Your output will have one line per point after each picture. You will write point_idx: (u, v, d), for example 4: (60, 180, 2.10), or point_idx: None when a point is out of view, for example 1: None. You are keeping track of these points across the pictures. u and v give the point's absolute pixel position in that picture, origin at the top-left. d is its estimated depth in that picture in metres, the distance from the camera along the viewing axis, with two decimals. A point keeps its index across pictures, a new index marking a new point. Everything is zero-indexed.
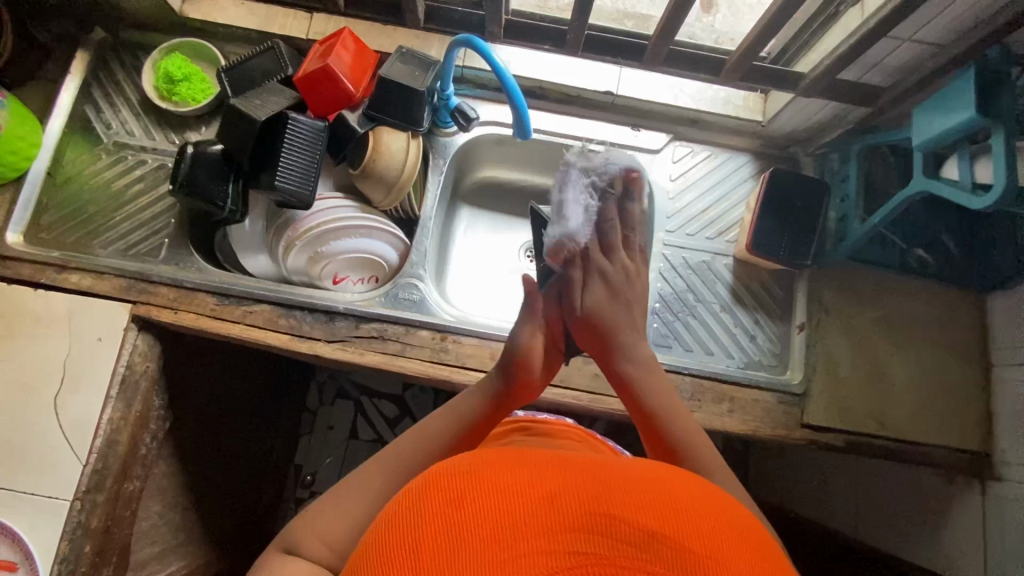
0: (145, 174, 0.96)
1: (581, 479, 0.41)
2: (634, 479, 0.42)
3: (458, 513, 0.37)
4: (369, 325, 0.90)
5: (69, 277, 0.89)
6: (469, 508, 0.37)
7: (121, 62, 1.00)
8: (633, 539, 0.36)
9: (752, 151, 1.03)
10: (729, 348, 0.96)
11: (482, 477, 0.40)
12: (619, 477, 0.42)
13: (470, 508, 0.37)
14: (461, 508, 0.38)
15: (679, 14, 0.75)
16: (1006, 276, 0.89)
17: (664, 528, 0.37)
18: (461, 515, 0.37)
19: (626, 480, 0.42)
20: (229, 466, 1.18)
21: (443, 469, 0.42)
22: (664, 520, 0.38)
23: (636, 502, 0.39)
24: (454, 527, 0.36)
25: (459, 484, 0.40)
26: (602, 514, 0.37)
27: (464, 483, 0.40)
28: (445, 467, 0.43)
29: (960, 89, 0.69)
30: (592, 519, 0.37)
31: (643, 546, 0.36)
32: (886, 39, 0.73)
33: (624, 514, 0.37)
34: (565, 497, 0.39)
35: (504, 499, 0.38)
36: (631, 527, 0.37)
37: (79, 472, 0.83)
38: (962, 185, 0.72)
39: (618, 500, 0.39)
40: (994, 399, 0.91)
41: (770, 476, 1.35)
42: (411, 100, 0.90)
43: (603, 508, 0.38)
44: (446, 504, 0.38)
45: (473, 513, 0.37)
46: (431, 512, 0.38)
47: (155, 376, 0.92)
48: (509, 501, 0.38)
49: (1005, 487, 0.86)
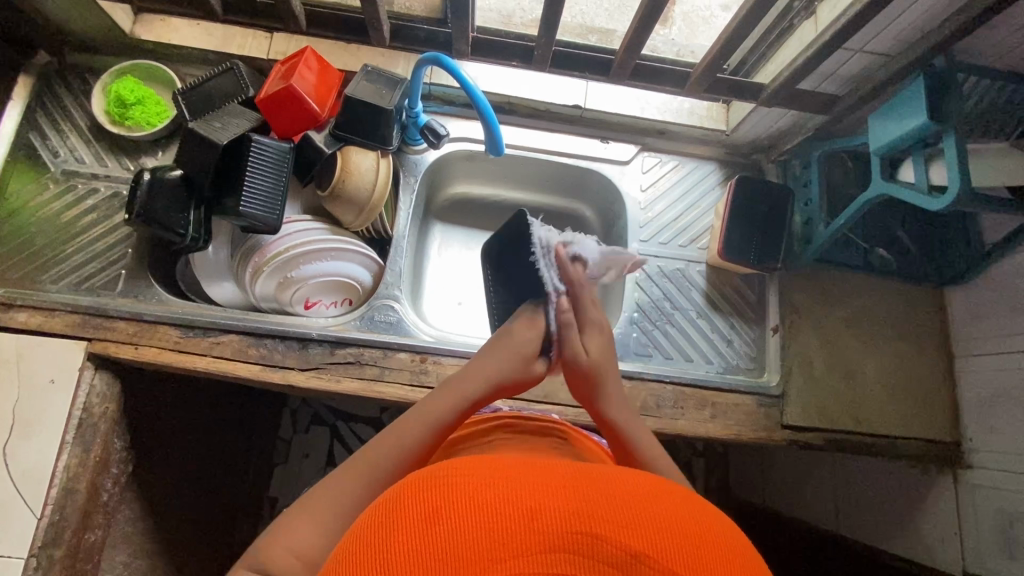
0: (98, 203, 0.91)
1: (561, 488, 0.37)
2: (618, 487, 0.39)
3: (430, 531, 0.34)
4: (344, 350, 0.87)
5: (16, 315, 0.83)
6: (445, 526, 0.34)
7: (67, 86, 0.95)
8: (615, 561, 0.33)
9: (718, 160, 1.06)
10: (708, 354, 0.97)
11: (458, 490, 0.36)
12: (602, 483, 0.39)
13: (445, 526, 0.34)
14: (436, 526, 0.34)
15: (645, 29, 0.76)
16: (962, 271, 0.93)
17: (648, 547, 0.34)
18: (435, 533, 0.33)
19: (609, 487, 0.38)
20: (199, 504, 1.12)
21: (420, 478, 0.39)
22: (648, 536, 0.35)
23: (620, 516, 0.35)
24: (427, 546, 0.33)
25: (433, 499, 0.36)
26: (582, 531, 0.34)
27: (439, 496, 0.36)
28: (423, 476, 0.39)
29: (911, 97, 0.72)
30: (573, 539, 0.34)
31: (625, 569, 0.33)
32: (840, 50, 0.76)
33: (604, 529, 0.34)
34: (546, 510, 0.35)
35: (478, 514, 0.34)
36: (613, 547, 0.34)
37: (34, 526, 0.77)
38: (919, 187, 0.75)
39: (601, 513, 0.35)
40: (959, 389, 0.94)
41: (751, 477, 1.37)
42: (379, 120, 0.88)
43: (583, 524, 0.34)
44: (419, 521, 0.34)
45: (446, 531, 0.33)
46: (403, 529, 0.34)
47: (115, 417, 0.86)
48: (483, 517, 0.34)
49: (974, 474, 0.90)
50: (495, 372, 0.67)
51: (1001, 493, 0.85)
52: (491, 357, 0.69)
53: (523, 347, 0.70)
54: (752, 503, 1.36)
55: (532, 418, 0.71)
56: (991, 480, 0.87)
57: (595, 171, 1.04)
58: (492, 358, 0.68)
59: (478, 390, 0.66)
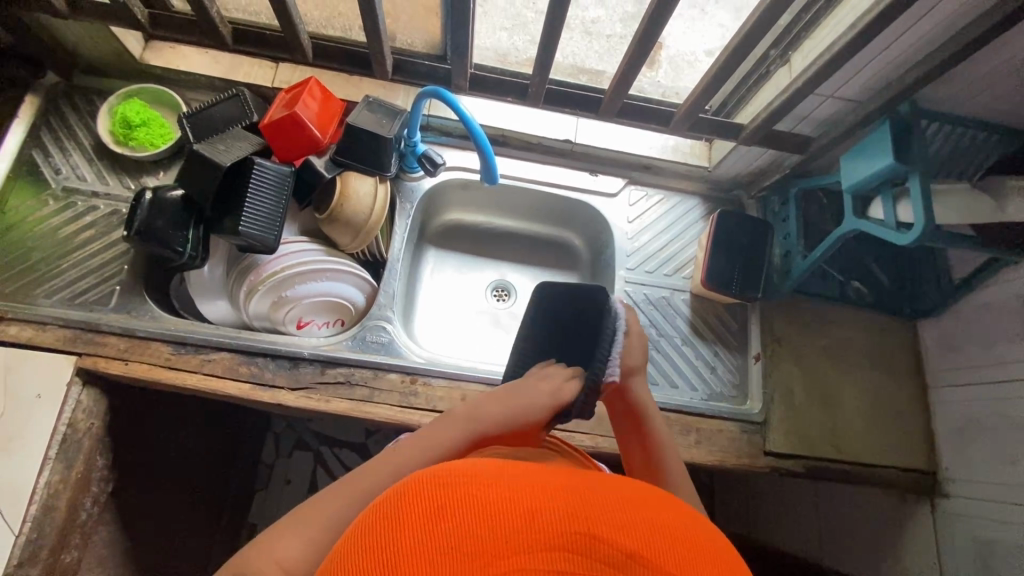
0: (96, 220, 0.92)
1: (558, 491, 0.38)
2: (614, 494, 0.40)
3: (435, 528, 0.34)
4: (335, 370, 0.88)
5: (7, 328, 0.84)
6: (449, 523, 0.34)
7: (74, 106, 0.97)
8: (611, 559, 0.34)
9: (701, 194, 1.11)
10: (692, 380, 0.99)
11: (460, 490, 0.37)
12: (599, 490, 0.40)
13: (449, 523, 0.34)
14: (438, 525, 0.34)
15: (632, 70, 0.81)
16: (932, 305, 0.97)
17: (642, 548, 0.35)
18: (440, 530, 0.34)
19: (603, 492, 0.40)
20: (177, 527, 1.10)
21: (422, 474, 0.39)
22: (644, 541, 0.36)
23: (614, 518, 0.37)
24: (430, 542, 0.33)
25: (436, 498, 0.36)
26: (583, 533, 0.35)
27: (443, 493, 0.36)
28: (425, 472, 0.39)
29: (877, 140, 0.77)
30: (571, 538, 0.35)
31: (620, 568, 0.34)
32: (813, 95, 0.82)
33: (603, 531, 0.36)
34: (545, 511, 0.36)
35: (481, 513, 0.35)
36: (611, 548, 0.35)
37: (11, 544, 0.74)
38: (888, 224, 0.80)
39: (599, 516, 0.37)
40: (934, 419, 0.97)
41: (736, 508, 1.37)
42: (379, 148, 0.92)
43: (581, 525, 0.35)
44: (423, 516, 0.35)
45: (452, 528, 0.34)
46: (407, 523, 0.35)
47: (99, 434, 0.85)
48: (486, 515, 0.35)
49: (952, 503, 0.92)
50: (504, 422, 0.64)
51: (976, 521, 0.87)
52: (506, 403, 0.65)
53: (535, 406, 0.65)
54: (737, 536, 1.36)
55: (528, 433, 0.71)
56: (968, 509, 0.89)
57: (583, 202, 1.08)
58: (509, 406, 0.64)
59: (488, 431, 0.63)
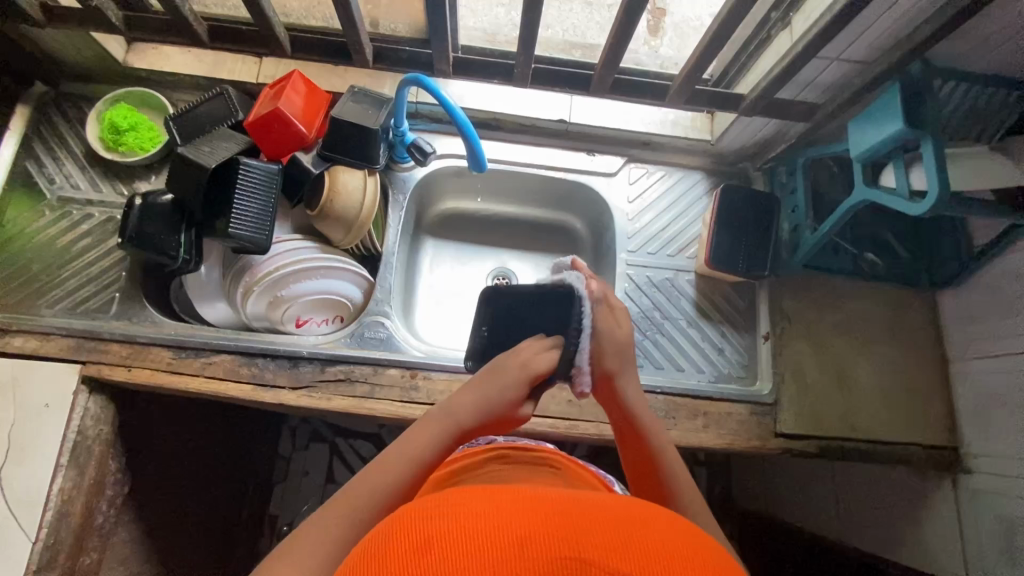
0: (92, 228, 0.93)
1: (550, 515, 0.37)
2: (608, 514, 0.39)
3: (420, 562, 0.34)
4: (335, 368, 0.88)
5: (12, 340, 0.85)
6: (434, 556, 0.34)
7: (63, 114, 0.97)
8: None
9: (704, 169, 1.07)
10: (699, 363, 0.97)
11: (448, 521, 0.36)
12: (593, 511, 0.39)
13: (434, 556, 0.34)
14: (427, 557, 0.34)
15: (621, 42, 0.77)
16: (952, 274, 0.93)
17: (638, 571, 0.34)
18: (425, 563, 0.33)
19: (599, 514, 0.39)
20: (198, 523, 1.12)
21: (412, 512, 0.39)
22: (639, 561, 0.34)
23: (609, 541, 0.35)
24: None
25: (425, 530, 0.36)
26: (572, 556, 0.34)
27: (429, 527, 0.36)
28: (416, 510, 0.39)
29: (887, 102, 0.72)
30: (561, 564, 0.33)
31: None
32: (817, 59, 0.77)
33: (593, 554, 0.34)
34: (535, 537, 0.35)
35: (469, 545, 0.34)
36: (601, 571, 0.33)
37: (29, 550, 0.77)
38: (901, 192, 0.75)
39: (590, 538, 0.35)
40: (955, 392, 0.94)
41: (755, 487, 1.35)
42: (366, 140, 0.90)
43: (571, 549, 0.34)
44: (408, 551, 0.35)
45: (437, 561, 0.33)
46: (392, 560, 0.34)
47: (109, 439, 0.87)
48: (472, 546, 0.34)
49: (974, 479, 0.88)
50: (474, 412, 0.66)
51: (999, 498, 0.84)
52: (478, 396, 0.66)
53: (505, 374, 0.66)
54: (756, 514, 1.34)
55: (528, 448, 0.71)
56: (992, 485, 0.85)
57: (582, 184, 1.05)
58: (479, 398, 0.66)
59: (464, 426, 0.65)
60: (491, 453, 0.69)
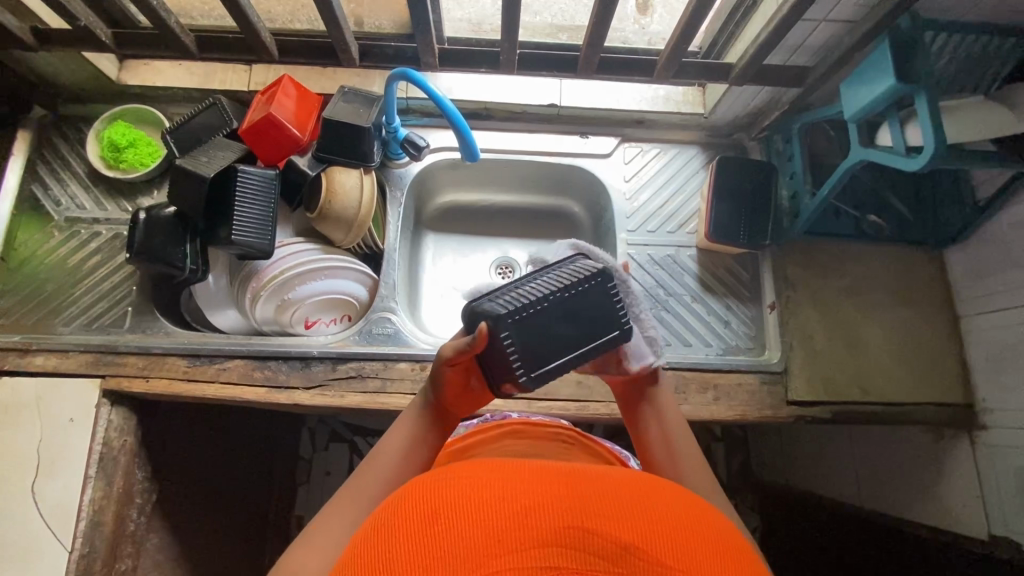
0: (101, 246, 0.95)
1: (556, 486, 0.38)
2: (613, 484, 0.40)
3: (429, 532, 0.35)
4: (346, 365, 0.89)
5: (33, 359, 0.87)
6: (440, 527, 0.35)
7: (63, 136, 0.99)
8: (606, 553, 0.34)
9: (700, 143, 1.06)
10: (707, 337, 0.97)
11: (458, 491, 0.37)
12: (598, 482, 0.39)
13: (443, 525, 0.35)
14: (435, 527, 0.35)
15: (605, 21, 0.76)
16: (958, 229, 0.92)
17: (638, 540, 0.35)
18: (433, 535, 0.34)
19: (604, 482, 0.39)
20: (227, 525, 1.15)
21: (421, 483, 0.40)
22: (640, 531, 0.35)
23: (612, 511, 0.36)
24: (427, 547, 0.34)
25: (435, 501, 0.37)
26: (574, 526, 0.35)
27: (436, 500, 0.37)
28: (425, 482, 0.40)
29: (878, 59, 0.71)
30: (565, 532, 0.34)
31: (616, 560, 0.33)
32: (803, 22, 0.76)
33: (596, 524, 0.35)
34: (540, 508, 0.36)
35: (476, 515, 0.35)
36: (606, 541, 0.34)
37: (65, 559, 0.80)
38: (898, 150, 0.74)
39: (592, 509, 0.36)
40: (968, 348, 0.93)
41: (773, 458, 1.35)
42: (360, 138, 0.90)
43: (574, 519, 0.35)
44: (416, 522, 0.36)
45: (445, 533, 0.34)
46: (403, 530, 0.36)
47: (134, 448, 0.89)
48: (478, 516, 0.35)
49: (991, 434, 0.88)
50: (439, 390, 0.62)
51: (1018, 451, 0.83)
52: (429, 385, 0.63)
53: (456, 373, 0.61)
54: (776, 484, 1.34)
55: (542, 424, 0.71)
56: (1010, 439, 0.85)
57: (577, 167, 1.05)
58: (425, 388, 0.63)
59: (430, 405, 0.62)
60: (506, 430, 0.68)
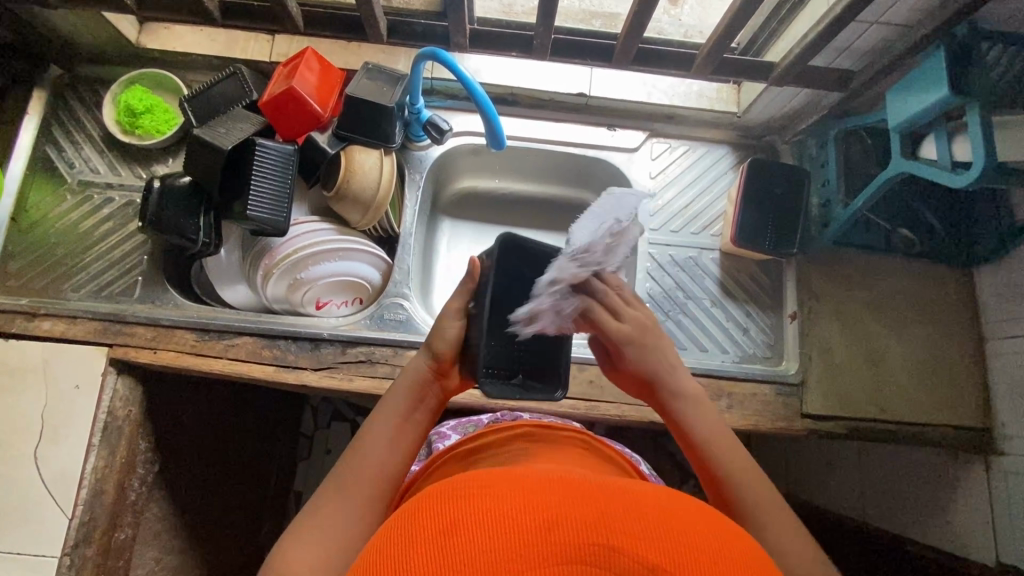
0: (113, 212, 0.93)
1: (579, 500, 0.36)
2: (638, 498, 0.37)
3: (446, 545, 0.33)
4: (356, 349, 0.88)
5: (40, 324, 0.86)
6: (458, 539, 0.33)
7: (79, 98, 0.97)
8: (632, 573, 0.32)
9: (730, 143, 1.03)
10: (723, 343, 0.95)
11: (477, 501, 0.35)
12: (622, 496, 0.37)
13: (461, 537, 0.33)
14: (453, 539, 0.33)
15: (645, 11, 0.73)
16: (992, 250, 0.88)
17: (668, 560, 0.32)
18: (450, 546, 0.33)
19: (630, 497, 0.37)
20: (229, 497, 1.15)
21: (436, 492, 0.38)
22: (669, 551, 0.33)
23: (638, 528, 0.34)
24: (444, 559, 0.32)
25: (453, 511, 0.35)
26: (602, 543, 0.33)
27: (453, 509, 0.35)
28: (441, 490, 0.38)
29: (932, 68, 0.68)
30: (589, 549, 0.32)
31: None
32: (853, 23, 0.73)
33: (623, 542, 0.33)
34: (563, 522, 0.34)
35: (496, 527, 0.33)
36: (633, 561, 0.32)
37: (65, 526, 0.79)
38: (942, 165, 0.71)
39: (618, 526, 0.34)
40: (991, 373, 0.90)
41: (778, 466, 1.33)
42: (382, 118, 0.88)
43: (598, 535, 0.33)
44: (433, 532, 0.34)
45: (464, 543, 0.33)
46: (420, 539, 0.34)
47: (138, 419, 0.88)
48: (499, 528, 0.33)
49: (1008, 461, 0.86)
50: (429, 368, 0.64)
51: None
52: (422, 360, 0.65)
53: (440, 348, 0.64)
54: None
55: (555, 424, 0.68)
56: None
57: (601, 160, 1.02)
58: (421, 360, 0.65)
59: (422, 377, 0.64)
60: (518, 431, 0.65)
